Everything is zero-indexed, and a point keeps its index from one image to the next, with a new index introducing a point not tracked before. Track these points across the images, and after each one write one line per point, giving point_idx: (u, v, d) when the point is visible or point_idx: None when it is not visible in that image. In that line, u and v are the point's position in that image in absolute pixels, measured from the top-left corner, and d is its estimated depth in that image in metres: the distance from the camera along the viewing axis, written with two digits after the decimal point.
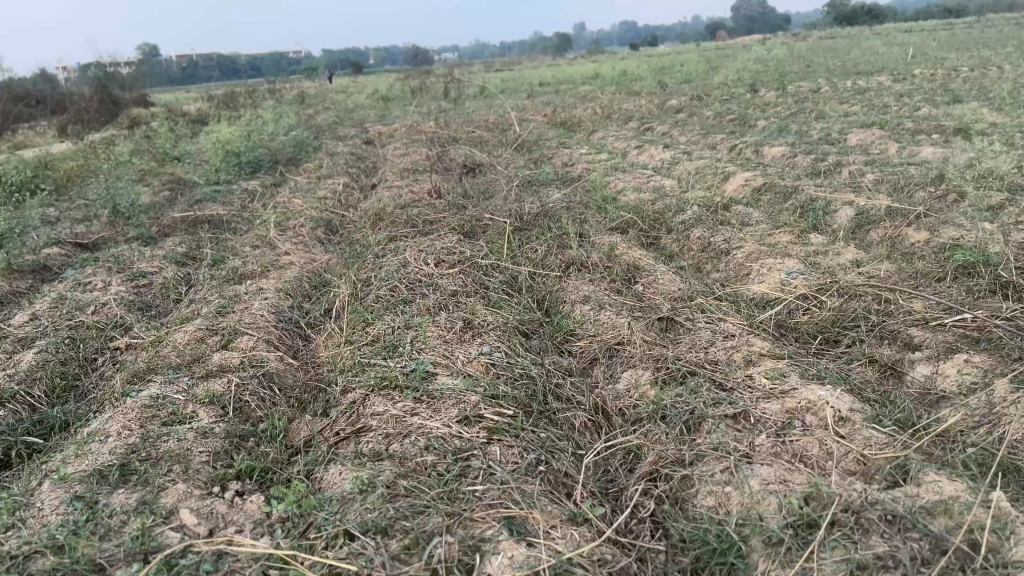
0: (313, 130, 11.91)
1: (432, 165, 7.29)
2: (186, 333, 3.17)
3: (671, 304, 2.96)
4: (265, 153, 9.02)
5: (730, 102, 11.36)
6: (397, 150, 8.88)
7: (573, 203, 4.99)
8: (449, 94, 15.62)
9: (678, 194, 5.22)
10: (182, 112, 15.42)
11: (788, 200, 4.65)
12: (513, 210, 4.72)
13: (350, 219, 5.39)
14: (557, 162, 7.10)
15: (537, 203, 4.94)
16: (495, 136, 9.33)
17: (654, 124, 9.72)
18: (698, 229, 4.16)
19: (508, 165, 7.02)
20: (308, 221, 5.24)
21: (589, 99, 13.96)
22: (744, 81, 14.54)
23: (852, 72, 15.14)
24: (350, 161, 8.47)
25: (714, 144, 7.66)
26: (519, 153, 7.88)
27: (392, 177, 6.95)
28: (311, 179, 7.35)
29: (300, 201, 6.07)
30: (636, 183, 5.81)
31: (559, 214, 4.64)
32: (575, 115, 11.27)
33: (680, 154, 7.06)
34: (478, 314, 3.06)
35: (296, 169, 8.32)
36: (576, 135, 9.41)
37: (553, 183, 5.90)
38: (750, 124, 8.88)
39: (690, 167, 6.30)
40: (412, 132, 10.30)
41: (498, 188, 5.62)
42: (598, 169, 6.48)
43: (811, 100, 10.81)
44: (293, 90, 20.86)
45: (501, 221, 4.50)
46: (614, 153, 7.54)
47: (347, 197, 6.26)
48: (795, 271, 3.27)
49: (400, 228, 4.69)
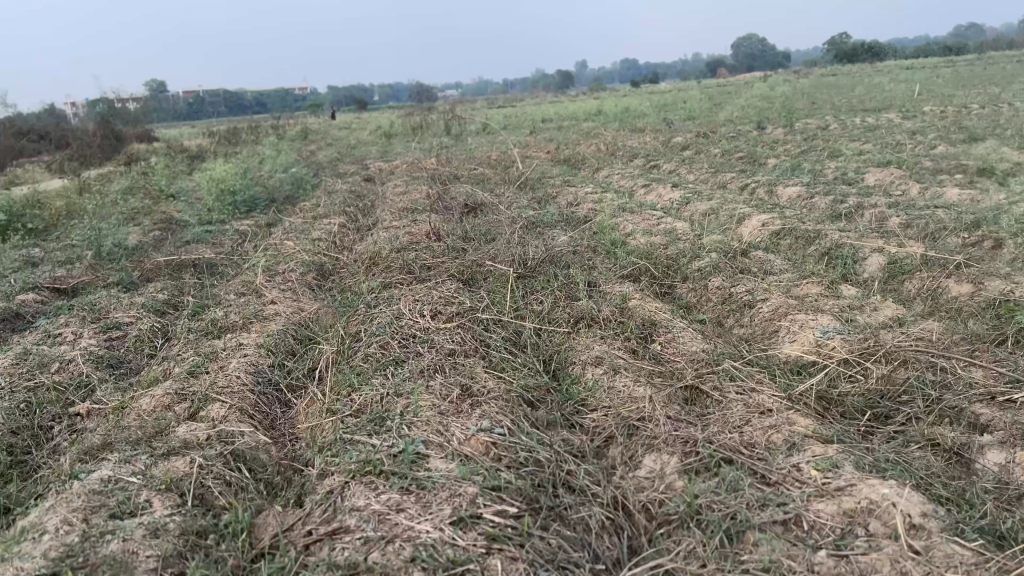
0: (312, 166, 11.68)
1: (432, 204, 7.00)
2: (151, 400, 2.84)
3: (695, 368, 2.62)
4: (261, 191, 8.76)
5: (738, 139, 11.12)
6: (397, 188, 8.60)
7: (581, 247, 4.69)
8: (451, 130, 15.42)
9: (691, 237, 4.91)
10: (181, 147, 15.22)
11: (812, 246, 4.34)
12: (516, 255, 4.41)
13: (343, 263, 5.09)
14: (562, 202, 6.81)
15: (542, 247, 4.63)
16: (497, 174, 9.07)
17: (661, 162, 9.45)
18: (716, 278, 3.85)
19: (510, 205, 6.73)
20: (298, 265, 4.94)
21: (593, 136, 13.75)
22: (750, 118, 14.33)
23: (860, 109, 14.95)
24: (347, 199, 8.19)
25: (725, 183, 7.37)
26: (522, 192, 7.60)
27: (390, 217, 6.66)
28: (306, 219, 7.07)
29: (293, 242, 5.78)
30: (646, 224, 5.50)
31: (565, 258, 4.33)
32: (580, 152, 11.01)
33: (689, 194, 6.77)
34: (478, 380, 2.71)
35: (292, 207, 8.04)
36: (581, 173, 9.14)
37: (559, 224, 5.61)
38: (760, 162, 8.61)
39: (702, 208, 6.00)
40: (413, 169, 10.05)
41: (501, 230, 5.32)
42: (606, 210, 6.19)
43: (822, 138, 10.57)
44: (295, 126, 20.73)
45: (503, 266, 4.19)
46: (622, 193, 7.25)
47: (342, 239, 5.97)
48: (832, 331, 2.95)
49: (395, 274, 4.38)
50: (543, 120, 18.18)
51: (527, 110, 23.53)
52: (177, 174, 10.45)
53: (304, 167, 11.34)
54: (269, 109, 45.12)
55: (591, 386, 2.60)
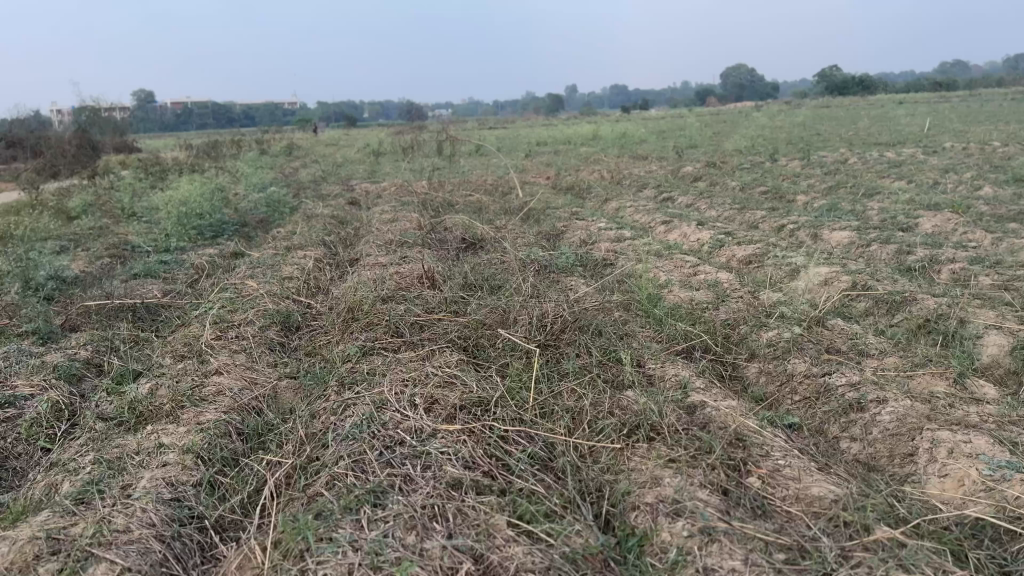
0: (293, 186, 10.77)
1: (424, 237, 6.08)
2: (8, 550, 1.91)
3: (832, 543, 1.73)
4: (231, 214, 7.81)
5: (753, 171, 10.34)
6: (385, 215, 7.68)
7: (611, 304, 3.78)
8: (443, 151, 14.53)
9: (744, 293, 4.02)
10: (155, 160, 14.23)
11: (904, 318, 3.46)
12: (533, 314, 3.50)
13: (315, 314, 4.16)
14: (575, 239, 5.92)
15: (563, 303, 3.73)
16: (495, 201, 8.20)
17: (676, 194, 8.59)
18: (797, 363, 2.96)
19: (515, 241, 5.83)
20: (258, 315, 4.00)
21: (594, 162, 12.93)
22: (759, 148, 13.58)
23: (873, 143, 14.24)
24: (327, 227, 7.25)
25: (756, 223, 6.50)
26: (526, 225, 6.70)
27: (375, 251, 5.76)
28: (278, 251, 6.12)
29: (257, 282, 4.84)
30: (679, 273, 4.64)
31: (595, 321, 3.43)
32: (584, 180, 10.14)
33: (719, 235, 5.88)
34: (498, 542, 1.80)
35: (264, 235, 7.10)
36: (588, 204, 8.27)
37: (576, 270, 4.70)
38: (789, 199, 7.76)
39: (742, 254, 5.12)
40: (402, 194, 9.13)
41: (508, 277, 4.43)
42: (627, 253, 5.30)
43: (845, 173, 9.80)
44: (279, 141, 19.85)
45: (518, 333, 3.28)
46: (641, 231, 6.36)
47: (316, 278, 5.04)
48: (1005, 464, 2.07)
49: (379, 335, 3.46)
50: (539, 143, 17.33)
51: (523, 132, 22.68)
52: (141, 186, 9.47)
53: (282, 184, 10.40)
54: (257, 122, 44.16)
55: (672, 561, 1.71)
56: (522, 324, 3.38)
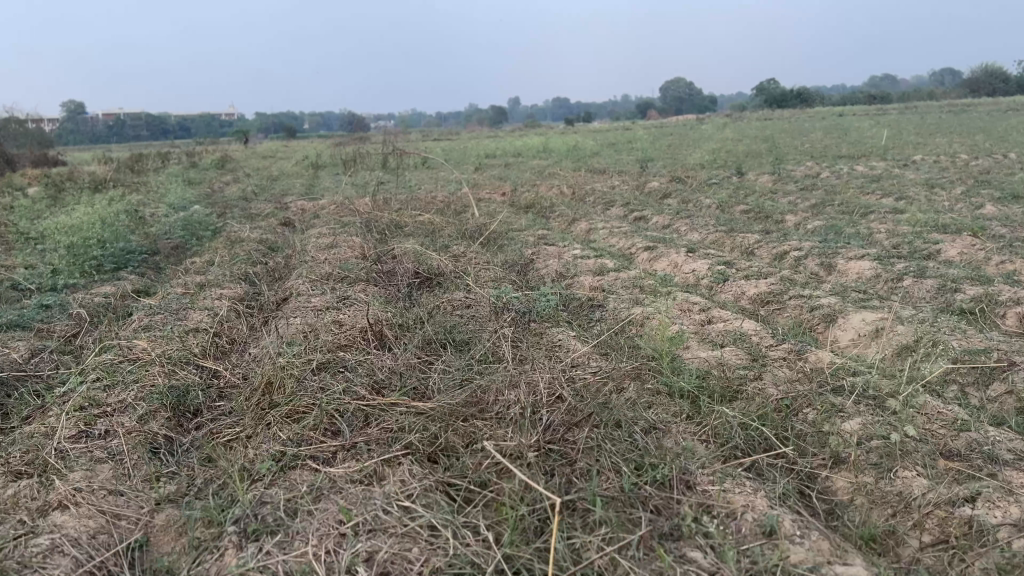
0: (220, 204, 9.60)
1: (367, 271, 5.06)
2: None
3: None
4: (138, 241, 6.65)
5: (725, 185, 9.58)
6: (322, 240, 6.60)
7: (615, 372, 2.85)
8: (387, 165, 13.43)
9: (785, 350, 3.13)
10: (67, 174, 12.84)
11: (1014, 397, 2.63)
12: (522, 396, 2.54)
13: (223, 392, 3.13)
14: (548, 272, 4.97)
15: (554, 375, 2.78)
16: (449, 222, 7.23)
17: (648, 211, 7.73)
18: (910, 481, 2.10)
19: (477, 276, 4.88)
20: (141, 395, 2.95)
21: (550, 175, 12.07)
22: (722, 161, 12.90)
23: (837, 155, 13.72)
24: (252, 255, 6.16)
25: (752, 250, 5.64)
26: (488, 253, 5.73)
27: (308, 288, 4.73)
28: (188, 290, 5.03)
29: (150, 339, 3.76)
30: (688, 318, 3.75)
31: (607, 403, 2.50)
32: (543, 196, 9.22)
33: (718, 264, 5.00)
34: None
35: (177, 267, 5.98)
36: (553, 224, 7.36)
37: (561, 319, 3.76)
38: (777, 217, 6.94)
39: (755, 292, 4.25)
40: (341, 213, 8.04)
41: (479, 332, 3.48)
42: (616, 290, 4.38)
43: (823, 188, 9.12)
44: (210, 153, 18.48)
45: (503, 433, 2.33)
46: (622, 259, 5.44)
47: (229, 330, 4.00)
48: None
49: (305, 432, 2.46)
50: (489, 156, 16.45)
51: (472, 144, 21.69)
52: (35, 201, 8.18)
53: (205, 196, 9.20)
54: (191, 134, 42.18)
55: None
56: (507, 415, 2.43)
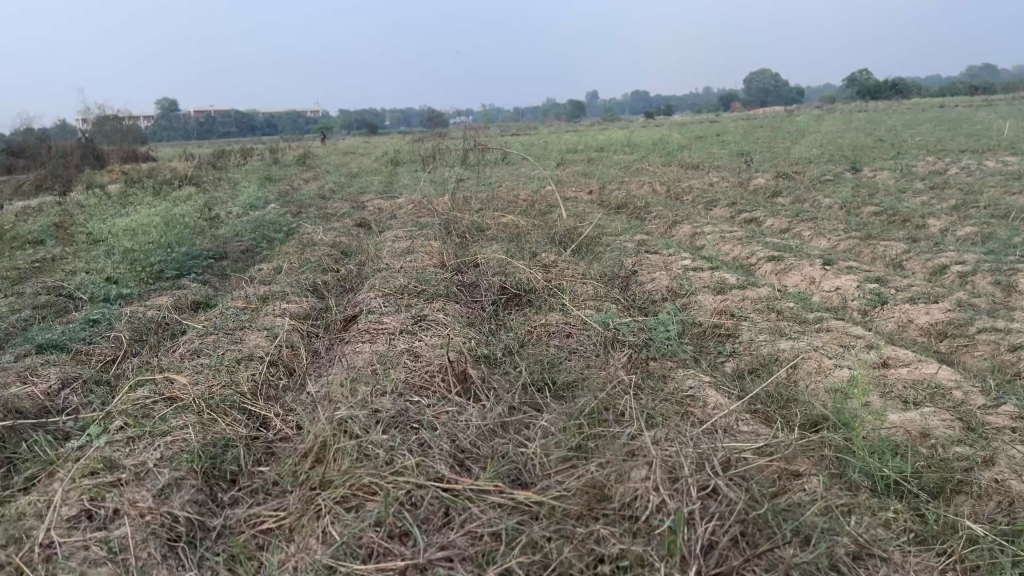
0: (295, 201, 9.14)
1: (448, 282, 4.41)
2: None
3: None
4: (203, 243, 6.15)
5: (841, 182, 8.58)
6: (397, 245, 5.97)
7: (784, 447, 2.10)
8: (468, 161, 12.82)
9: (1009, 416, 2.32)
10: (147, 171, 12.63)
11: None
12: (663, 500, 1.82)
13: (270, 446, 2.51)
14: (658, 288, 4.19)
15: (702, 451, 2.05)
16: (536, 224, 6.54)
17: (759, 211, 6.86)
18: None
19: (575, 291, 4.16)
20: (168, 455, 2.34)
21: (641, 170, 11.24)
22: (829, 154, 11.82)
23: (956, 149, 12.45)
24: (321, 262, 5.57)
25: (900, 264, 4.74)
26: (583, 263, 5.00)
27: (380, 302, 4.10)
28: (249, 304, 4.46)
29: (195, 371, 3.18)
30: (852, 354, 2.95)
31: (790, 517, 1.76)
32: (636, 193, 8.41)
33: (867, 282, 4.13)
34: None
35: (241, 275, 5.44)
36: (652, 228, 6.58)
37: (687, 353, 3.03)
38: (917, 222, 5.98)
39: (927, 320, 3.42)
40: (419, 213, 7.42)
41: (588, 372, 2.78)
42: (749, 314, 3.58)
43: (957, 186, 8.05)
44: (291, 150, 18.25)
45: (644, 567, 1.62)
46: (743, 273, 4.62)
47: (287, 359, 3.39)
48: None
49: (363, 536, 1.79)
50: (572, 150, 15.67)
51: (553, 139, 20.87)
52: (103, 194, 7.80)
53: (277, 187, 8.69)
54: (275, 130, 42.68)
55: None
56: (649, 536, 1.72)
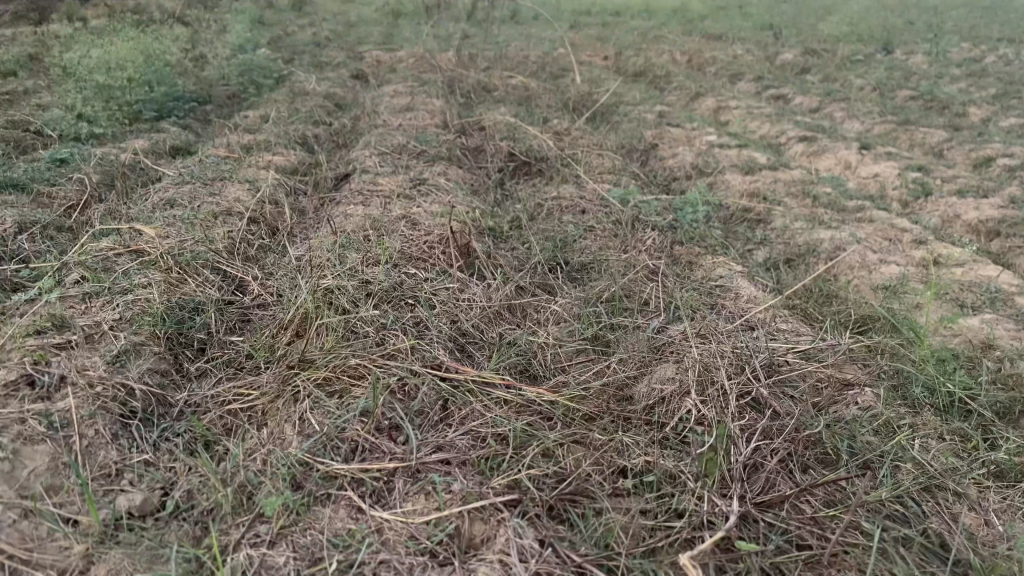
0: (288, 48, 8.52)
1: (450, 143, 4.03)
2: None
3: None
4: (185, 81, 5.65)
5: (873, 62, 8.03)
6: (396, 100, 5.51)
7: (832, 352, 1.84)
8: (475, 16, 12.00)
9: None
10: None
11: None
12: (698, 409, 1.57)
13: (246, 314, 2.23)
14: (680, 164, 3.83)
15: (741, 353, 1.78)
16: (547, 87, 6.06)
17: (787, 87, 6.38)
18: None
19: (589, 163, 3.81)
20: (128, 317, 2.06)
21: (659, 38, 10.54)
22: (858, 33, 11.10)
23: (992, 36, 11.73)
24: (313, 114, 5.13)
25: (941, 154, 4.38)
26: (598, 133, 4.60)
27: (376, 160, 3.74)
28: (232, 153, 4.09)
29: (167, 223, 2.86)
30: (898, 250, 2.65)
31: (847, 435, 1.50)
32: (654, 61, 7.84)
33: (908, 171, 3.78)
34: None
35: (226, 122, 5.02)
36: (671, 99, 6.13)
37: (715, 238, 2.72)
38: (957, 110, 5.54)
39: (978, 215, 3.09)
40: (420, 66, 6.89)
41: (606, 255, 2.49)
42: (781, 199, 3.25)
43: (997, 75, 7.54)
44: None
45: (674, 486, 1.38)
46: (771, 154, 4.25)
47: (271, 217, 3.07)
48: None
49: (346, 427, 1.53)
50: (585, 13, 14.76)
51: None
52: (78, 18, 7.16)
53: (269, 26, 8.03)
54: None
55: None
56: (682, 451, 1.47)
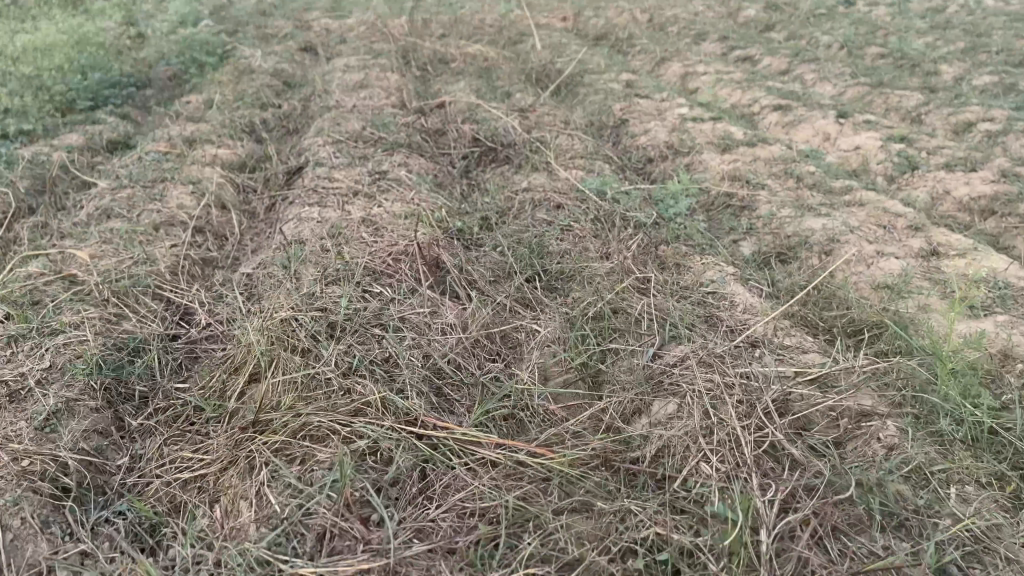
0: None
1: (409, 126, 3.77)
2: None
3: None
4: (120, 59, 5.25)
5: None
6: (348, 76, 5.18)
7: (845, 374, 1.68)
8: None
9: None
10: None
11: None
12: (706, 463, 1.43)
13: (194, 352, 1.98)
14: (654, 143, 3.63)
15: (746, 383, 1.62)
16: (507, 54, 5.76)
17: (755, 45, 6.15)
18: None
19: (558, 145, 3.59)
20: (59, 367, 1.82)
21: None
22: None
23: None
24: (260, 95, 4.80)
25: (919, 119, 4.23)
26: (564, 108, 4.36)
27: (330, 150, 3.47)
28: (173, 148, 3.78)
29: (103, 239, 2.58)
30: (892, 238, 2.50)
31: (876, 488, 1.39)
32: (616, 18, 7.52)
33: (891, 141, 3.63)
34: None
35: (166, 108, 4.67)
36: (636, 66, 5.88)
37: (700, 232, 2.55)
38: (929, 68, 5.39)
39: (970, 193, 2.96)
40: (373, 34, 6.51)
41: (586, 262, 2.31)
42: (765, 181, 3.08)
43: None
44: None
45: (693, 567, 1.26)
46: (746, 127, 4.06)
47: (218, 225, 2.81)
48: None
49: (313, 509, 1.37)
50: None
51: None
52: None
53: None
54: None
55: None
56: (694, 517, 1.34)
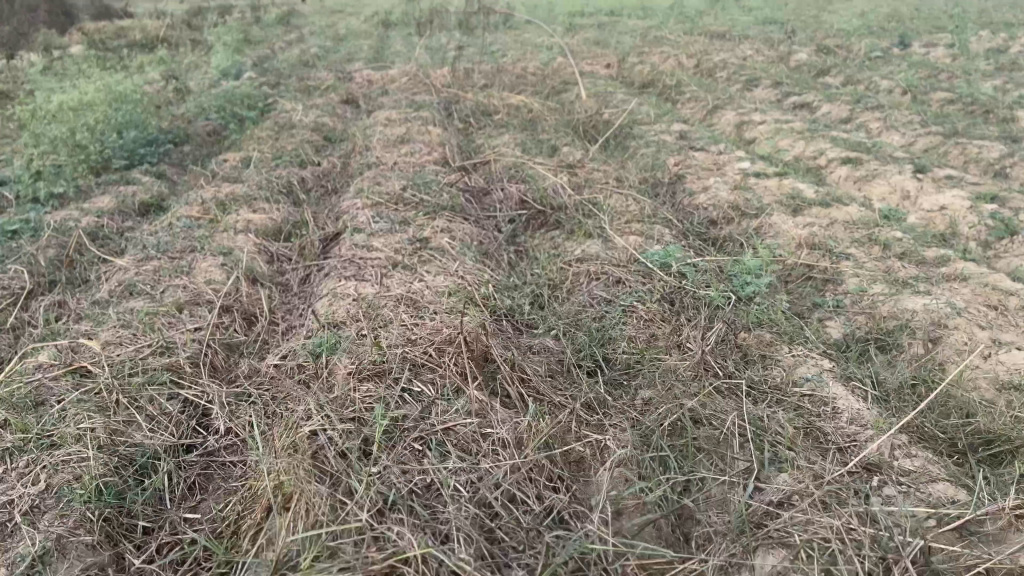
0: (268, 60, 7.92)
1: (453, 187, 3.54)
2: None
3: None
4: (158, 117, 5.14)
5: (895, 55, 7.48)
6: (388, 130, 5.00)
7: (993, 519, 1.44)
8: None
9: None
10: None
11: None
12: None
13: (209, 465, 1.74)
14: (716, 204, 3.34)
15: (877, 536, 1.38)
16: (552, 104, 5.54)
17: (812, 92, 5.85)
18: None
19: (613, 206, 3.32)
20: (54, 491, 1.59)
21: None
22: None
23: None
24: (298, 153, 4.63)
25: (1003, 173, 3.89)
26: (616, 164, 4.10)
27: (368, 214, 3.25)
28: (205, 212, 3.60)
29: (122, 321, 2.37)
30: (1007, 322, 2.18)
31: None
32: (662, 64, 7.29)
33: (981, 200, 3.30)
34: None
35: (202, 168, 4.52)
36: (687, 116, 5.60)
37: (785, 313, 2.26)
38: (1003, 113, 5.03)
39: None
40: (414, 84, 6.35)
41: (659, 353, 2.03)
42: (847, 249, 2.77)
43: None
44: None
45: None
46: (815, 183, 3.76)
47: (247, 301, 2.58)
48: None
49: None
50: None
51: None
52: (43, 41, 6.60)
53: (250, 41, 7.48)
54: None
55: None
56: None
